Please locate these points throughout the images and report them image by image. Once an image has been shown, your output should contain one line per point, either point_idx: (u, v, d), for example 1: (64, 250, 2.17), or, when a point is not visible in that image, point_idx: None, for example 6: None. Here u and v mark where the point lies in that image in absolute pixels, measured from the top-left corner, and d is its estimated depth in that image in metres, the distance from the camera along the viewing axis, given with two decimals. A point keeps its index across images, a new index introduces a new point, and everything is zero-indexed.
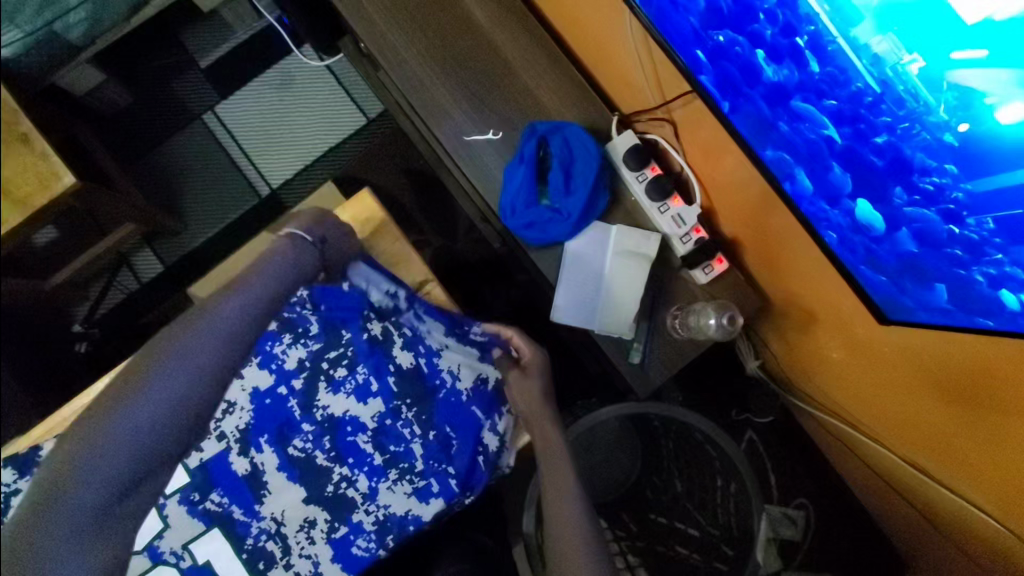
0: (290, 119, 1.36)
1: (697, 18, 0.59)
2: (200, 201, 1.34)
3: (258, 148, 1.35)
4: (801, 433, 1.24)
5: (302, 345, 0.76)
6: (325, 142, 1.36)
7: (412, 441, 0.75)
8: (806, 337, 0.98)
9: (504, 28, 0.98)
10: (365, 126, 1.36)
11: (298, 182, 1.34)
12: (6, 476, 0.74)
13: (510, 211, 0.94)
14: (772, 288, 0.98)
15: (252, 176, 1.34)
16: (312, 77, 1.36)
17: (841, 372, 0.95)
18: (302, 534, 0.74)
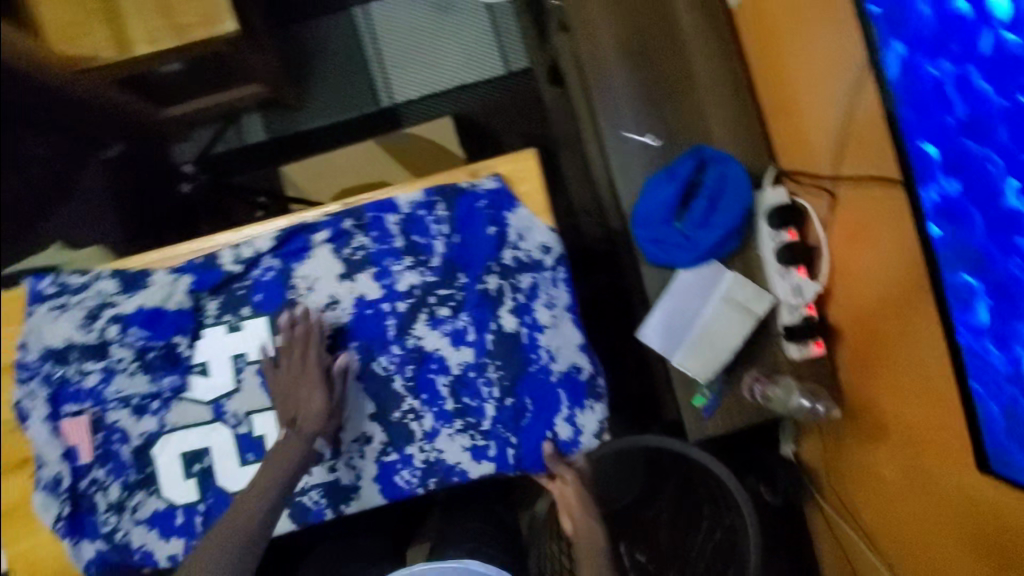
0: (435, 43, 1.35)
1: (955, 121, 0.58)
2: (320, 86, 1.34)
3: (395, 60, 1.35)
4: (804, 535, 1.23)
5: (419, 273, 0.77)
6: (459, 78, 1.35)
7: (487, 401, 0.76)
8: (865, 448, 0.97)
9: (705, 42, 1.00)
10: (501, 77, 1.35)
11: (419, 106, 1.34)
12: (109, 286, 0.74)
13: (643, 222, 0.95)
14: (852, 389, 0.98)
15: (380, 83, 1.34)
16: (471, 11, 1.35)
17: (886, 492, 0.94)
18: (355, 446, 0.76)
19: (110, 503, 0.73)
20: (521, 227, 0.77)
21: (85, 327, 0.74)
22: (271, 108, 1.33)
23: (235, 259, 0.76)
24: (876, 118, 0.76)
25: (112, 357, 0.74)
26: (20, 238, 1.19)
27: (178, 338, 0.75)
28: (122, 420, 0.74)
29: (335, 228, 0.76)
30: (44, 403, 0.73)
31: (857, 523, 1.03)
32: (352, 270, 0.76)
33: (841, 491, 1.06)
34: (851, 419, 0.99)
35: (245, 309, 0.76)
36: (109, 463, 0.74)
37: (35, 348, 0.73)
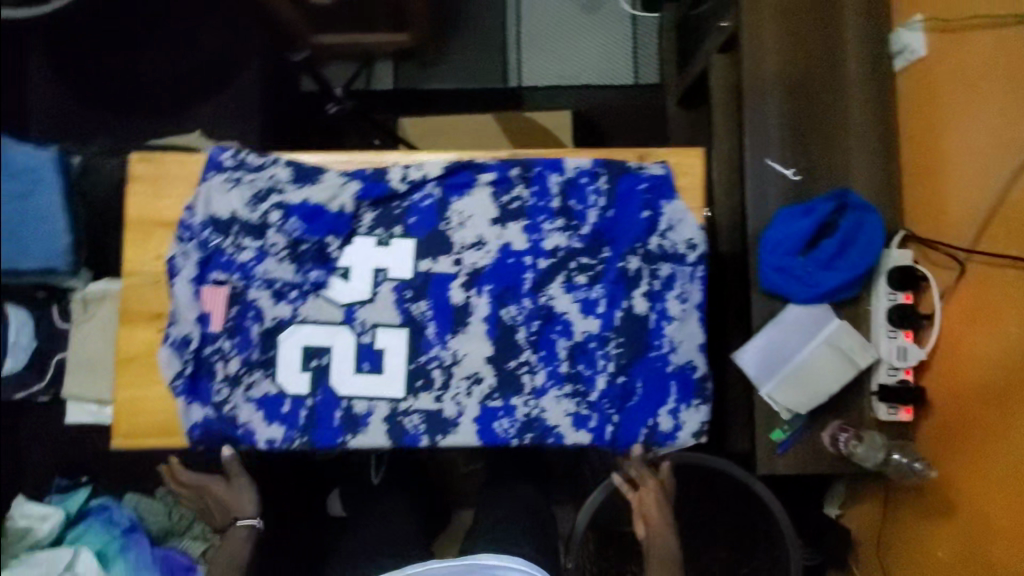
0: (577, 44, 1.58)
1: None
2: (466, 55, 1.56)
3: (537, 48, 1.57)
4: None
5: (567, 236, 0.79)
6: (588, 77, 1.57)
7: (601, 373, 0.77)
8: (923, 524, 0.96)
9: (866, 96, 1.03)
10: (627, 87, 1.57)
11: (547, 94, 1.56)
12: (282, 175, 0.79)
13: (771, 248, 0.96)
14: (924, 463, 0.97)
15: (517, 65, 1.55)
16: (614, 26, 1.58)
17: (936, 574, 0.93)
18: (464, 384, 0.77)
19: (227, 375, 0.76)
20: (673, 219, 0.79)
21: (250, 205, 0.78)
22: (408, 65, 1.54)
23: (402, 179, 0.80)
24: None
25: (267, 239, 0.78)
26: (160, 114, 1.21)
27: (331, 238, 0.78)
28: (261, 301, 0.77)
29: (502, 173, 0.80)
30: (195, 265, 0.77)
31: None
32: (506, 217, 0.80)
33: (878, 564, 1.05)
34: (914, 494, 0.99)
35: (397, 228, 0.79)
36: (236, 337, 0.77)
37: (201, 213, 0.78)
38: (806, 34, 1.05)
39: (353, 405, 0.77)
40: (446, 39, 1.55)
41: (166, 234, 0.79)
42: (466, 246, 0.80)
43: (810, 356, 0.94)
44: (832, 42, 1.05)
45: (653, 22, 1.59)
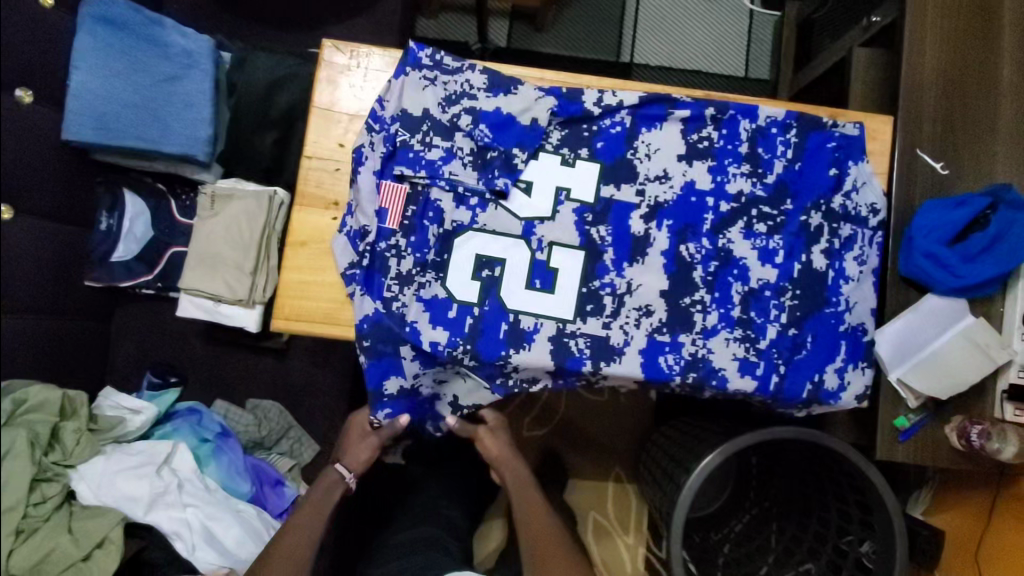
0: (691, 23, 1.49)
1: None
2: (577, 20, 1.46)
3: (650, 23, 1.48)
4: None
5: (751, 183, 0.78)
6: (698, 62, 1.49)
7: (773, 322, 0.77)
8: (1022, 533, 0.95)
9: (1017, 101, 1.01)
10: (738, 78, 1.50)
11: (655, 73, 1.48)
12: (476, 81, 0.78)
13: (921, 235, 0.95)
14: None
15: (630, 40, 1.47)
16: (735, 10, 1.50)
17: None
18: (634, 314, 0.76)
19: (399, 272, 0.75)
20: (859, 181, 0.79)
21: (441, 106, 0.76)
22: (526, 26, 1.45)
23: (595, 102, 0.79)
24: None
25: (454, 142, 0.76)
26: (288, 24, 1.16)
27: (518, 150, 0.76)
28: (442, 202, 0.76)
29: (696, 111, 0.78)
30: (380, 158, 0.76)
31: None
32: (693, 156, 0.78)
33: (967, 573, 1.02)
34: (1018, 501, 0.97)
35: (584, 150, 0.78)
36: (412, 236, 0.75)
37: (393, 108, 0.76)
38: (970, 33, 1.03)
39: (520, 321, 0.76)
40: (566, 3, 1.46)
41: (353, 124, 0.79)
42: (648, 179, 0.79)
43: (947, 346, 0.93)
44: (991, 42, 1.02)
45: (770, 19, 1.50)
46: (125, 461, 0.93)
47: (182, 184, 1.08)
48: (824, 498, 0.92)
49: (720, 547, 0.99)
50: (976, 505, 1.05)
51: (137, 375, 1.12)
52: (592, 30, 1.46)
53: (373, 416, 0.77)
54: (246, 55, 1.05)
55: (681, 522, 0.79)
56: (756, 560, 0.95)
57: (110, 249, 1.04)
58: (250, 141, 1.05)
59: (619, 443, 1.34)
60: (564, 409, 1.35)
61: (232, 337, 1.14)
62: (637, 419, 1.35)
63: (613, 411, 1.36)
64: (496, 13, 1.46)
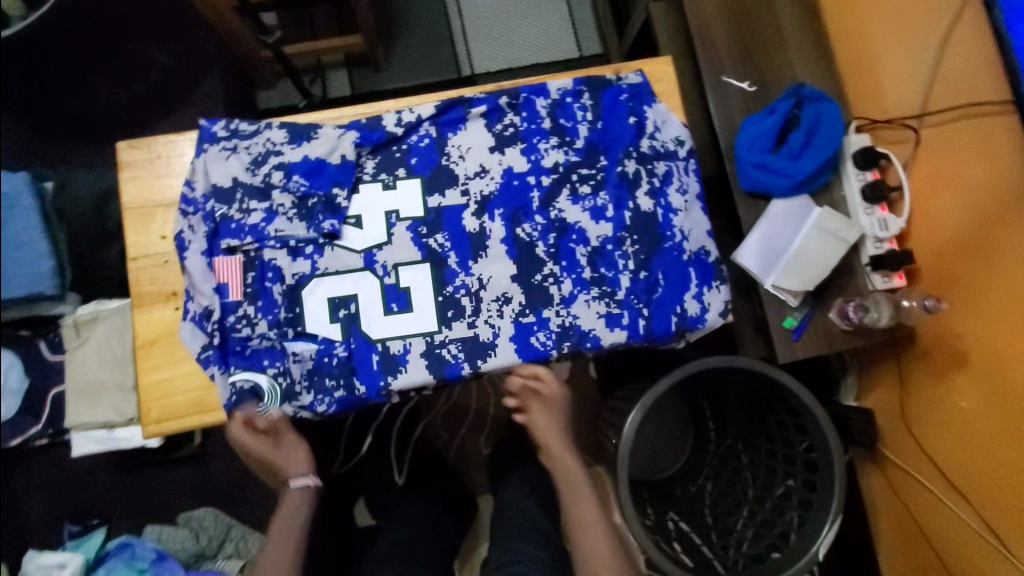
0: (514, 23, 1.56)
1: None
2: (409, 52, 1.49)
3: (477, 35, 1.53)
4: (855, 495, 1.21)
5: (563, 152, 0.82)
6: (535, 57, 1.56)
7: (623, 272, 0.80)
8: (936, 384, 1.00)
9: (793, 9, 1.10)
10: (575, 59, 1.56)
11: (498, 77, 1.53)
12: (277, 137, 0.79)
13: (747, 149, 1.02)
14: (922, 327, 1.01)
15: (463, 55, 1.51)
16: (550, 1, 1.58)
17: (961, 425, 0.96)
18: (495, 305, 0.79)
19: (255, 339, 0.75)
20: (658, 120, 0.84)
21: (249, 171, 0.77)
22: (359, 70, 1.47)
23: (397, 122, 0.81)
24: (973, 55, 0.87)
25: (274, 200, 0.77)
26: (112, 138, 1.16)
27: (338, 189, 0.78)
28: (278, 261, 0.77)
29: (492, 103, 0.82)
30: (203, 238, 0.76)
31: (928, 468, 1.03)
32: (503, 144, 0.82)
33: (907, 437, 1.07)
34: (920, 356, 1.02)
35: (400, 170, 0.80)
36: (258, 301, 0.76)
37: (202, 186, 0.77)
38: None
39: (388, 347, 0.77)
40: (391, 38, 1.49)
41: (169, 213, 0.78)
42: (469, 177, 0.82)
43: (805, 241, 0.99)
44: None
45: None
46: None
47: (44, 323, 1.00)
48: (762, 415, 0.96)
49: (700, 495, 1.00)
50: (889, 375, 1.11)
51: (56, 530, 1.07)
52: (425, 56, 1.49)
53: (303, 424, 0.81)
54: (69, 179, 1.03)
55: (627, 488, 0.85)
56: (733, 492, 0.98)
57: None
58: (95, 260, 1.02)
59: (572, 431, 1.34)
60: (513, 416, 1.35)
61: (142, 456, 1.10)
62: (581, 401, 1.36)
63: None
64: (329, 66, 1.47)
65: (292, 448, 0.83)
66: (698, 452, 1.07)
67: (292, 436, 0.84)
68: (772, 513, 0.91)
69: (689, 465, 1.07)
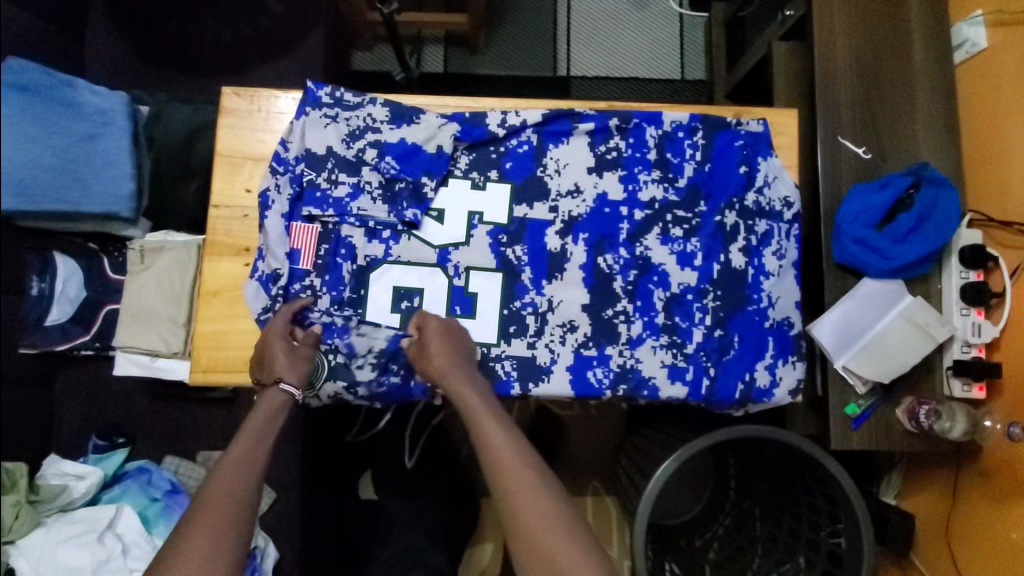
0: (622, 31, 1.50)
1: None
2: (510, 40, 1.45)
3: (582, 36, 1.48)
4: None
5: (663, 188, 0.78)
6: (635, 70, 1.49)
7: (698, 325, 0.76)
8: (991, 508, 0.93)
9: (931, 82, 1.02)
10: (675, 80, 1.49)
11: (593, 83, 1.47)
12: (378, 114, 0.78)
13: (849, 220, 0.96)
14: (990, 444, 0.94)
15: (564, 54, 1.46)
16: (663, 15, 1.51)
17: (1006, 557, 0.89)
18: (559, 331, 0.76)
19: (315, 312, 0.74)
20: (770, 175, 0.79)
21: (345, 142, 0.76)
22: (458, 50, 1.44)
23: (500, 123, 0.79)
24: None
25: (362, 177, 0.76)
26: (210, 73, 1.16)
27: (427, 178, 0.76)
28: (354, 238, 0.76)
29: (600, 123, 0.79)
30: (287, 200, 0.75)
31: None
32: (602, 167, 0.78)
33: (944, 553, 1.00)
34: (980, 475, 0.96)
35: (493, 173, 0.78)
36: (327, 275, 0.75)
37: (296, 149, 0.76)
38: (875, 20, 1.04)
39: None
40: (495, 23, 1.45)
41: (258, 167, 0.78)
42: (560, 193, 0.79)
43: (889, 328, 0.93)
44: (898, 28, 1.04)
45: (700, 21, 1.52)
46: (66, 531, 0.91)
47: (113, 242, 1.04)
48: (793, 491, 0.90)
49: (704, 550, 0.94)
50: (941, 485, 1.04)
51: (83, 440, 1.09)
52: (526, 48, 1.45)
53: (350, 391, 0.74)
54: (162, 108, 1.04)
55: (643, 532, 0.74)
56: (739, 561, 0.90)
57: (45, 312, 1.02)
58: (172, 192, 1.03)
59: (590, 456, 1.31)
60: (536, 427, 1.32)
61: (175, 388, 1.12)
62: (607, 428, 1.32)
63: (582, 423, 1.33)
64: (428, 40, 1.45)
65: (298, 357, 0.69)
66: (713, 507, 1.02)
67: (309, 349, 0.71)
68: None
69: (700, 517, 1.01)
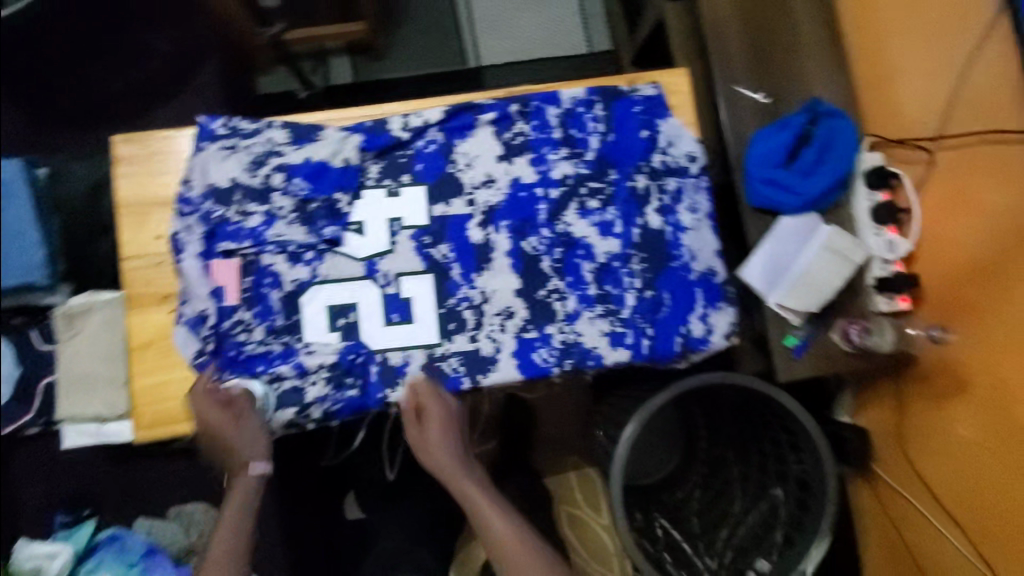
0: (523, 15, 1.49)
1: None
2: (415, 40, 1.43)
3: (484, 24, 1.46)
4: (848, 508, 1.21)
5: (573, 164, 0.80)
6: (543, 52, 1.48)
7: (629, 290, 0.79)
8: (935, 409, 0.99)
9: (813, 21, 1.07)
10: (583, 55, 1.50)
11: (505, 71, 1.46)
12: (278, 137, 0.77)
13: (757, 164, 1.00)
14: (923, 348, 1.00)
15: (470, 45, 1.44)
16: None
17: (956, 451, 0.96)
18: (498, 320, 0.77)
19: (251, 346, 0.73)
20: (671, 134, 0.82)
21: (249, 172, 0.75)
22: (364, 58, 1.41)
23: (402, 127, 0.79)
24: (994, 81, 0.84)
25: (273, 203, 0.75)
26: (111, 125, 1.13)
27: (340, 194, 0.76)
28: (276, 266, 0.75)
29: (501, 111, 0.80)
30: (200, 239, 0.74)
31: (921, 488, 1.03)
32: (510, 153, 0.80)
33: (901, 457, 1.07)
34: (920, 380, 1.02)
35: (405, 177, 0.78)
36: (255, 307, 0.74)
37: (199, 186, 0.75)
38: None
39: (388, 358, 0.75)
40: (396, 25, 1.43)
41: (164, 212, 0.76)
42: (475, 186, 0.80)
43: (812, 259, 0.97)
44: None
45: None
46: None
47: (37, 313, 1.00)
48: (756, 429, 0.94)
49: (686, 503, 0.97)
50: (887, 395, 1.10)
51: (46, 519, 1.06)
52: (431, 46, 1.43)
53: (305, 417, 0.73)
54: (61, 168, 1.00)
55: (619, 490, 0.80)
56: (720, 505, 0.95)
57: None
58: (88, 252, 1.00)
59: (565, 434, 1.33)
60: (508, 416, 1.33)
61: (133, 449, 1.09)
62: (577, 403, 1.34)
63: (551, 404, 1.34)
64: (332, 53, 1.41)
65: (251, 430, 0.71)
66: (686, 461, 1.02)
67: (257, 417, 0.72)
68: (761, 527, 0.89)
69: (675, 473, 1.01)
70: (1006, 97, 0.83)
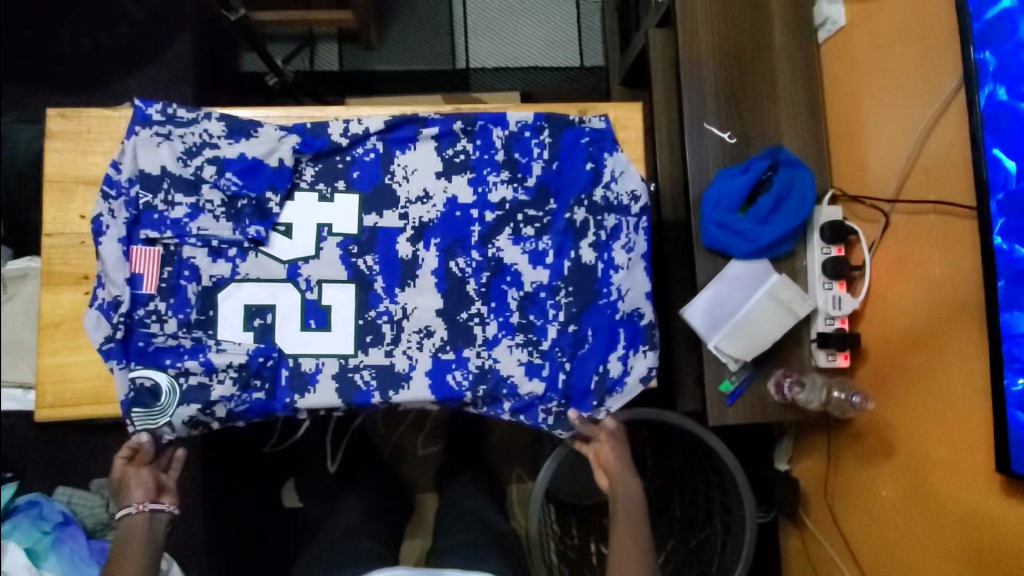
0: (519, 20, 1.41)
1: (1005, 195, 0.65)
2: (406, 34, 1.38)
3: (476, 25, 1.40)
4: (777, 556, 1.19)
5: (512, 189, 0.79)
6: (534, 60, 1.42)
7: (552, 322, 0.78)
8: (863, 467, 0.99)
9: (792, 65, 1.05)
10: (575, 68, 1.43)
11: (494, 76, 1.40)
12: (215, 130, 0.76)
13: (713, 204, 0.99)
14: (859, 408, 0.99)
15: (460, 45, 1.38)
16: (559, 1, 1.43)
17: (874, 510, 0.96)
18: (416, 337, 0.76)
19: (161, 338, 0.73)
20: (617, 170, 0.81)
21: (180, 162, 0.74)
22: (351, 46, 1.36)
23: (343, 133, 0.78)
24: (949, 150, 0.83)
25: (202, 196, 0.74)
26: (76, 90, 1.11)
27: (270, 194, 0.75)
28: (197, 259, 0.74)
29: (445, 127, 0.79)
30: (123, 224, 0.73)
31: (840, 541, 1.03)
32: (450, 171, 0.79)
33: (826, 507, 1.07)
34: (852, 438, 1.01)
35: (340, 183, 0.77)
36: (171, 299, 0.73)
37: (129, 170, 0.74)
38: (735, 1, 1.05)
39: (300, 364, 0.75)
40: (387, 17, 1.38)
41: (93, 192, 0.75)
42: (411, 200, 0.79)
43: (755, 306, 0.96)
44: (760, 10, 1.05)
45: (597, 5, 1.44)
46: None
47: None
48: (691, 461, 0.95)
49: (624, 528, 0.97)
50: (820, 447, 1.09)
51: None
52: (422, 42, 1.38)
53: (213, 412, 0.73)
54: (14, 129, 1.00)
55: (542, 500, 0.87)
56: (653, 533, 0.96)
57: None
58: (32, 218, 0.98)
59: None
60: None
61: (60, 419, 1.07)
62: None
63: None
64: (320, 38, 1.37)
65: (141, 480, 0.74)
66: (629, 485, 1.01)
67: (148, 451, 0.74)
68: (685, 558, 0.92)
69: None
70: (958, 168, 0.81)
